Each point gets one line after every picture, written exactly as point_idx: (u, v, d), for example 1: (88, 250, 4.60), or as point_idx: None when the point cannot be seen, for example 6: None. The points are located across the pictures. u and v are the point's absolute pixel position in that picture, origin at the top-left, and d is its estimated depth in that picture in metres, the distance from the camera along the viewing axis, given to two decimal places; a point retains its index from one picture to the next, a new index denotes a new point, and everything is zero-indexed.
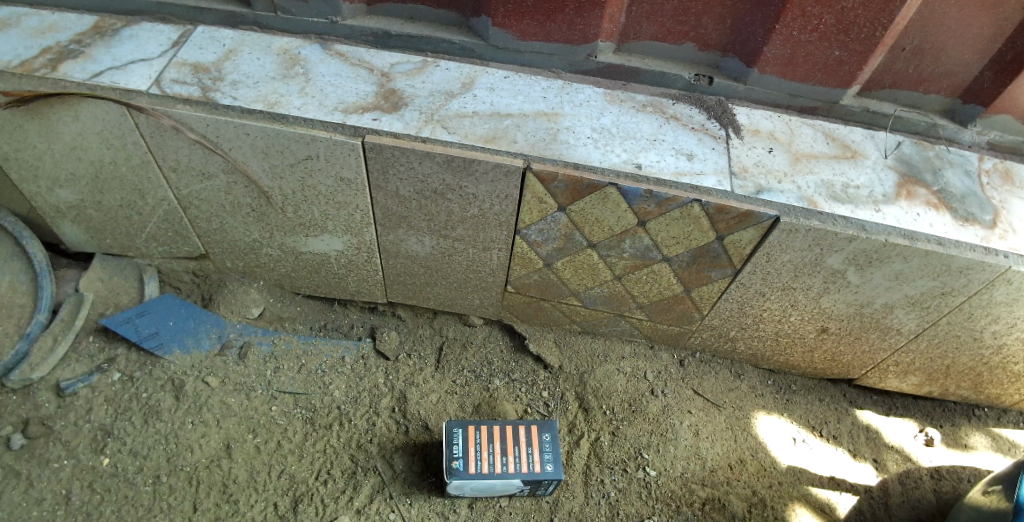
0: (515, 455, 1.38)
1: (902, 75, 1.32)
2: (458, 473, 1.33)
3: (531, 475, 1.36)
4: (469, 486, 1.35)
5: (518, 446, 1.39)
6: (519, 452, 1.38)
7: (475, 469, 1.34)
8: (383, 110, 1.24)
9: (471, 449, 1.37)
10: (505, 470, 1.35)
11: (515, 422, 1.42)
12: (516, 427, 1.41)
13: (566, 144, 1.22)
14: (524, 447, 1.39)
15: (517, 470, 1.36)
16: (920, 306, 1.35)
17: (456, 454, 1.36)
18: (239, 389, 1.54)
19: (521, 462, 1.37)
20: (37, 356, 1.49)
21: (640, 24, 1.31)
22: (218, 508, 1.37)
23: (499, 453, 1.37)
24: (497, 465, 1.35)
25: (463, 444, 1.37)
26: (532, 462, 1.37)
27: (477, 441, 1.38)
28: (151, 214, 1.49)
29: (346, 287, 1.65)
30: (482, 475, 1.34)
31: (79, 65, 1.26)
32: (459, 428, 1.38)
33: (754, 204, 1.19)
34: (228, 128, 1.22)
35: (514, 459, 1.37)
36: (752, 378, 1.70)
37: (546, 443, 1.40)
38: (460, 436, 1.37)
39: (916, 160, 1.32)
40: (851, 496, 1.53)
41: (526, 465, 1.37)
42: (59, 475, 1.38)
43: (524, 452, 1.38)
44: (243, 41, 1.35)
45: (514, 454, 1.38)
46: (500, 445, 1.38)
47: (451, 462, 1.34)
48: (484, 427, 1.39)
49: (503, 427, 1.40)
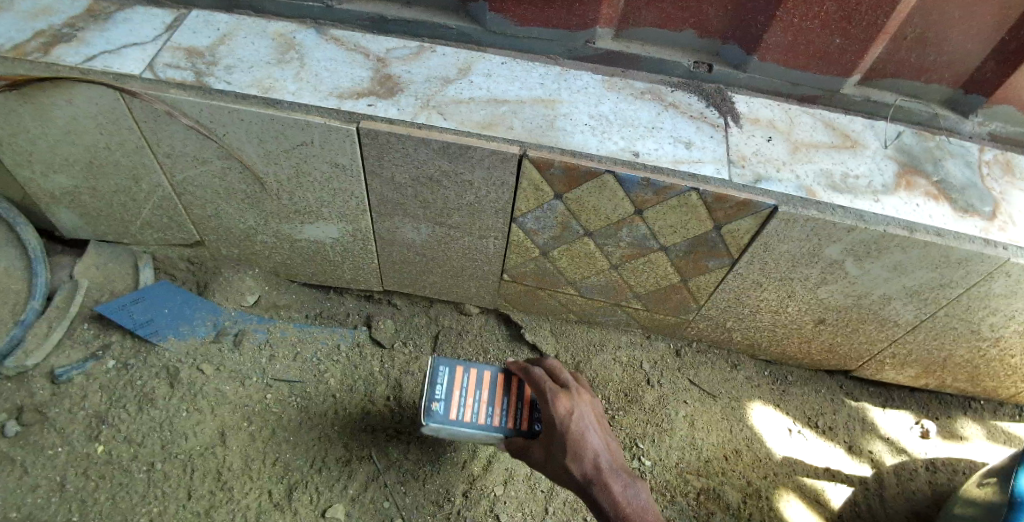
0: (503, 408, 1.24)
1: (905, 64, 1.31)
2: (437, 417, 1.20)
3: (517, 433, 1.21)
4: (447, 433, 1.21)
5: (508, 398, 1.25)
6: (507, 406, 1.24)
7: (457, 415, 1.21)
8: (379, 96, 1.22)
9: (456, 393, 1.23)
10: (489, 423, 1.21)
11: (511, 371, 1.28)
12: (508, 376, 1.28)
13: (563, 131, 1.21)
14: (515, 401, 1.25)
15: (502, 425, 1.21)
16: (918, 297, 1.34)
17: (438, 395, 1.22)
18: (234, 377, 1.53)
19: (509, 417, 1.23)
20: (32, 342, 1.49)
21: (639, 10, 1.29)
22: (213, 496, 1.37)
23: (486, 403, 1.24)
24: (481, 416, 1.22)
25: (448, 385, 1.23)
26: (520, 418, 1.23)
27: (463, 386, 1.24)
28: (146, 200, 1.48)
29: (342, 275, 1.65)
30: (464, 424, 1.20)
31: (72, 49, 1.24)
32: (446, 367, 1.25)
33: (753, 193, 1.18)
34: (223, 113, 1.21)
35: (501, 412, 1.23)
36: (749, 368, 1.70)
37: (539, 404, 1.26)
38: (446, 376, 1.24)
39: (916, 151, 1.31)
40: (846, 487, 1.54)
41: (514, 421, 1.22)
42: (53, 462, 1.38)
43: (513, 405, 1.24)
44: (239, 25, 1.33)
45: (503, 407, 1.24)
46: (488, 395, 1.25)
47: (430, 403, 1.21)
48: (473, 371, 1.26)
49: (495, 375, 1.27)
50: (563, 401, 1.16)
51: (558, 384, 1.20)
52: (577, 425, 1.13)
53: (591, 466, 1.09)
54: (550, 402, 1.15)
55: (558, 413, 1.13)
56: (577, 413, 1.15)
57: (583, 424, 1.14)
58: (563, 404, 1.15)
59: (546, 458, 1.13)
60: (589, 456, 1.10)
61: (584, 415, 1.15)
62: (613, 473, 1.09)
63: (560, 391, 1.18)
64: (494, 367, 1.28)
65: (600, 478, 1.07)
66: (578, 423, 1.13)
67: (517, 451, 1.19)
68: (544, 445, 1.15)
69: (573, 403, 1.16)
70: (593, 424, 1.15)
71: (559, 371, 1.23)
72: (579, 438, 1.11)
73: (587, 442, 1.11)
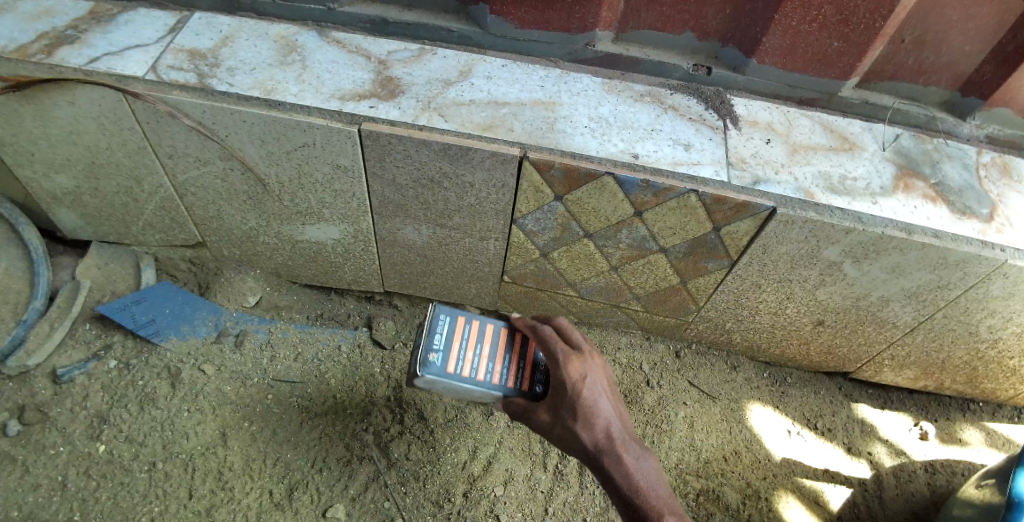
0: (505, 365, 1.12)
1: (903, 66, 1.31)
2: (433, 368, 1.07)
3: (517, 393, 1.09)
4: (441, 387, 1.09)
5: (512, 356, 1.13)
6: (510, 363, 1.12)
7: (454, 369, 1.08)
8: (381, 98, 1.23)
9: (455, 344, 1.11)
10: (488, 380, 1.09)
11: (516, 327, 1.16)
12: (513, 333, 1.16)
13: (563, 132, 1.22)
14: (518, 360, 1.13)
15: (502, 383, 1.09)
16: (917, 299, 1.35)
17: (436, 345, 1.09)
18: (235, 377, 1.53)
19: (511, 375, 1.11)
20: (34, 342, 1.49)
21: (639, 13, 1.30)
22: (214, 495, 1.38)
23: (487, 359, 1.11)
24: (481, 371, 1.10)
25: (448, 335, 1.11)
26: (523, 378, 1.11)
27: (463, 337, 1.12)
28: (148, 201, 1.48)
29: (344, 276, 1.66)
30: (461, 379, 1.08)
31: (75, 50, 1.25)
32: (447, 316, 1.13)
33: (752, 194, 1.19)
34: (225, 114, 1.22)
35: (502, 370, 1.11)
36: (749, 370, 1.71)
37: (541, 363, 1.14)
38: (446, 325, 1.11)
39: (914, 153, 1.32)
40: (845, 488, 1.54)
41: (515, 381, 1.10)
42: (55, 461, 1.38)
43: (515, 364, 1.12)
44: (240, 27, 1.34)
45: (504, 363, 1.12)
46: (490, 350, 1.13)
47: (427, 353, 1.08)
48: (475, 323, 1.14)
49: (498, 329, 1.15)
50: (575, 365, 1.04)
51: (568, 345, 1.08)
52: (590, 392, 1.02)
53: (603, 436, 1.00)
54: (562, 365, 1.04)
55: (572, 378, 1.02)
56: (589, 380, 1.04)
57: (596, 390, 1.03)
58: (576, 369, 1.04)
59: (553, 422, 1.03)
60: (602, 425, 1.01)
61: (597, 380, 1.04)
62: (625, 444, 1.01)
63: (572, 354, 1.06)
64: (499, 321, 1.16)
65: (614, 448, 0.99)
66: (592, 389, 1.03)
67: (516, 412, 1.08)
68: (551, 408, 1.04)
69: (586, 367, 1.05)
70: (604, 390, 1.05)
71: (570, 330, 1.11)
72: (592, 406, 1.01)
73: (599, 410, 1.02)
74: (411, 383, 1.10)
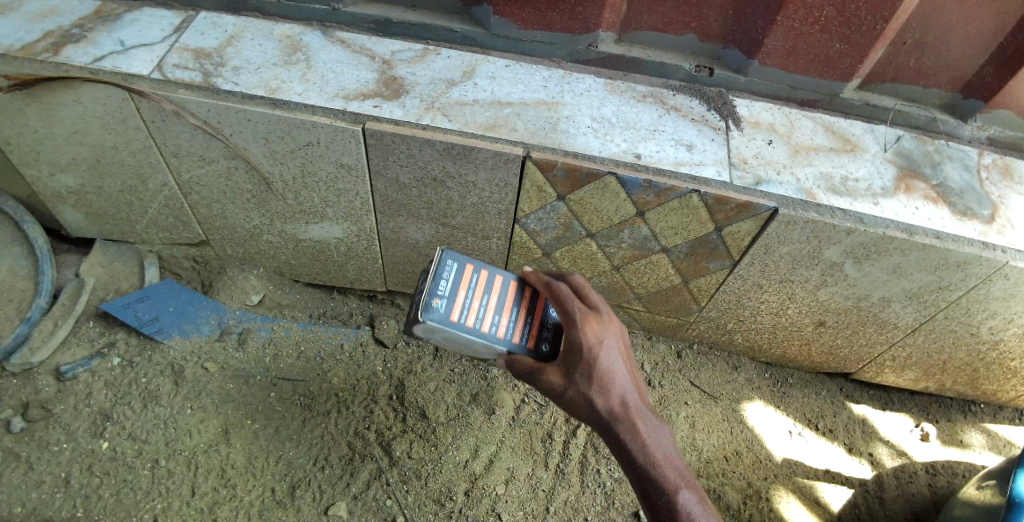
0: (513, 320, 1.01)
1: (904, 68, 1.32)
2: (436, 315, 0.94)
3: (524, 351, 0.99)
4: (441, 337, 0.96)
5: (520, 311, 1.02)
6: (518, 317, 1.01)
7: (459, 318, 0.96)
8: (384, 97, 1.24)
9: (462, 293, 0.98)
10: (494, 334, 0.98)
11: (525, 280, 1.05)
12: (522, 285, 1.05)
13: (566, 132, 1.22)
14: (527, 315, 1.02)
15: (509, 338, 0.99)
16: (918, 299, 1.35)
17: (440, 290, 0.96)
18: (238, 375, 1.54)
19: (518, 330, 1.00)
20: (37, 339, 1.50)
21: (641, 14, 1.30)
22: (216, 492, 1.38)
23: (494, 311, 1.00)
24: (487, 324, 0.98)
25: (454, 281, 0.98)
26: (531, 335, 1.01)
27: (470, 285, 1.00)
28: (153, 200, 1.49)
29: (346, 275, 1.67)
30: (466, 330, 0.96)
31: (81, 49, 1.26)
32: (454, 260, 1.00)
33: (754, 195, 1.19)
34: (230, 113, 1.22)
35: (510, 324, 1.00)
36: (750, 370, 1.72)
37: (551, 322, 1.03)
38: (453, 270, 0.99)
39: (915, 155, 1.32)
40: (846, 489, 1.54)
41: (522, 337, 1.00)
42: (58, 458, 1.39)
43: (524, 319, 1.02)
44: (245, 27, 1.35)
45: (512, 317, 1.01)
46: (498, 301, 1.01)
47: (430, 298, 0.95)
48: (483, 271, 1.02)
49: (508, 280, 1.04)
50: (592, 326, 0.93)
51: (584, 304, 0.97)
52: (607, 356, 0.91)
53: (619, 405, 0.89)
54: (578, 326, 0.93)
55: (588, 339, 0.91)
56: (607, 343, 0.92)
57: (613, 354, 0.92)
58: (592, 330, 0.92)
59: (563, 386, 0.92)
60: (618, 392, 0.90)
61: (616, 344, 0.93)
62: (643, 415, 0.90)
63: (589, 314, 0.94)
64: (510, 273, 1.05)
65: (630, 418, 0.88)
66: (609, 353, 0.91)
67: (522, 373, 0.97)
68: (561, 370, 0.93)
69: (604, 329, 0.94)
70: (622, 355, 0.94)
71: (588, 289, 0.99)
72: (608, 371, 0.90)
73: (616, 377, 0.91)
74: (408, 330, 0.97)
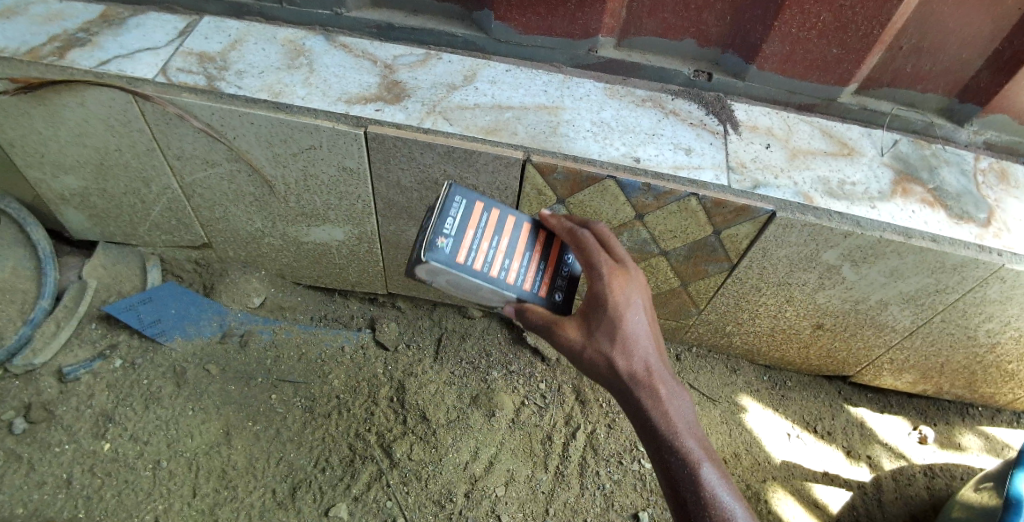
0: (522, 265, 1.00)
1: (901, 73, 1.33)
2: (441, 255, 0.93)
3: (533, 297, 0.99)
4: (446, 278, 0.95)
5: (531, 257, 1.02)
6: (528, 262, 1.01)
7: (466, 260, 0.95)
8: (386, 101, 1.25)
9: (469, 232, 0.97)
10: (503, 278, 0.97)
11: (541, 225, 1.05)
12: (533, 230, 1.04)
13: (566, 136, 1.24)
14: (538, 261, 1.02)
15: (518, 283, 0.98)
16: (915, 302, 1.36)
17: (446, 229, 0.96)
18: (239, 377, 1.55)
19: (527, 277, 1.00)
20: (40, 341, 1.51)
21: (640, 19, 1.32)
22: (218, 493, 1.39)
23: (504, 255, 0.99)
24: (496, 268, 0.98)
25: (461, 221, 0.97)
26: (541, 282, 1.00)
27: (479, 226, 0.99)
28: (156, 203, 1.50)
29: (347, 278, 1.68)
30: (472, 272, 0.95)
31: (87, 53, 1.27)
32: (463, 199, 0.99)
33: (752, 198, 1.21)
34: (233, 117, 1.24)
35: (519, 269, 1.00)
36: (748, 373, 1.73)
37: (565, 271, 1.04)
38: (461, 210, 0.98)
39: (912, 159, 1.33)
40: (845, 492, 1.55)
41: (531, 283, 1.00)
42: (60, 459, 1.40)
43: (534, 265, 1.02)
44: (249, 31, 1.36)
45: (522, 262, 1.00)
46: (507, 245, 1.00)
47: (435, 237, 0.94)
48: (493, 213, 1.01)
49: (519, 223, 1.03)
50: (619, 283, 0.92)
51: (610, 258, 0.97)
52: (632, 315, 0.90)
53: (641, 366, 0.88)
54: (601, 278, 0.92)
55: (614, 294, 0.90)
56: (633, 302, 0.91)
57: (637, 314, 0.91)
58: (619, 286, 0.92)
59: (583, 343, 0.90)
60: (640, 354, 0.88)
61: (641, 304, 0.92)
62: (664, 379, 0.89)
63: (616, 270, 0.94)
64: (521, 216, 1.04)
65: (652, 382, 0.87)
66: (633, 311, 0.90)
67: (535, 324, 0.95)
68: (581, 325, 0.91)
69: (630, 287, 0.93)
70: (647, 317, 0.93)
71: (613, 240, 0.99)
72: (632, 330, 0.89)
73: (640, 338, 0.89)
74: (409, 272, 0.97)
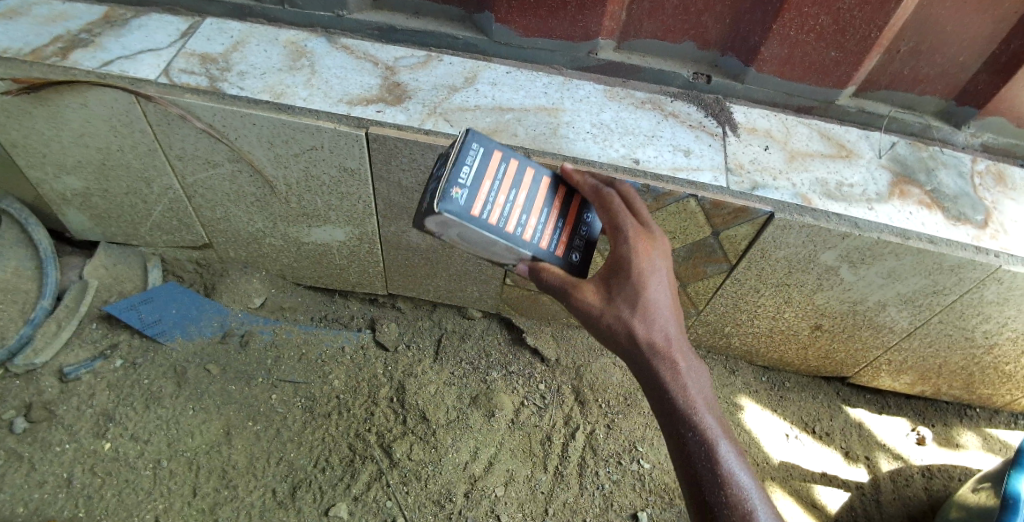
0: (564, 225, 1.05)
1: (1010, 106, 1.36)
2: (459, 206, 0.95)
3: (551, 257, 1.04)
4: (472, 233, 0.98)
5: None
6: (547, 220, 1.06)
7: (481, 213, 0.98)
8: (510, 125, 1.33)
9: (485, 184, 1.00)
10: (553, 237, 1.02)
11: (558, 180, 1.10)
12: (551, 187, 1.09)
13: (681, 164, 1.30)
14: (554, 218, 1.07)
15: None
16: (1008, 326, 1.41)
17: (464, 180, 0.97)
18: (348, 379, 1.65)
19: (584, 237, 1.06)
20: (172, 346, 1.63)
21: (759, 54, 1.35)
22: (338, 488, 1.51)
23: (551, 215, 1.04)
24: (546, 227, 1.02)
25: (476, 171, 1.00)
26: None
27: (491, 177, 1.02)
28: (276, 213, 1.60)
29: (443, 282, 1.77)
30: (488, 227, 0.98)
31: (229, 78, 1.34)
32: (478, 148, 1.01)
33: (860, 228, 1.27)
34: (370, 143, 1.31)
35: (536, 225, 1.04)
36: (827, 388, 1.77)
37: None
38: (476, 159, 1.00)
39: (1014, 190, 1.38)
40: (929, 513, 1.59)
41: (547, 241, 1.05)
42: (194, 454, 1.52)
43: (550, 223, 1.06)
44: (368, 51, 1.44)
45: None
46: (523, 199, 1.04)
47: (450, 187, 0.96)
48: (507, 164, 1.04)
49: (535, 177, 1.07)
50: (644, 250, 0.99)
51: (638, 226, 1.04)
52: (650, 282, 0.96)
53: (654, 334, 0.93)
54: (630, 246, 0.99)
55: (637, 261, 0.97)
56: (652, 272, 0.97)
57: (659, 284, 0.97)
58: (640, 254, 0.99)
59: (606, 305, 0.96)
60: (660, 323, 0.93)
61: (661, 275, 0.98)
62: (681, 352, 0.93)
63: (640, 237, 1.01)
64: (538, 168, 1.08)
65: (670, 352, 0.91)
66: (657, 281, 0.97)
67: (552, 283, 1.01)
68: (609, 288, 0.97)
69: (655, 257, 1.00)
70: (670, 291, 0.98)
71: (642, 209, 1.07)
72: (653, 300, 0.95)
73: (651, 308, 0.94)
74: (420, 223, 0.99)
